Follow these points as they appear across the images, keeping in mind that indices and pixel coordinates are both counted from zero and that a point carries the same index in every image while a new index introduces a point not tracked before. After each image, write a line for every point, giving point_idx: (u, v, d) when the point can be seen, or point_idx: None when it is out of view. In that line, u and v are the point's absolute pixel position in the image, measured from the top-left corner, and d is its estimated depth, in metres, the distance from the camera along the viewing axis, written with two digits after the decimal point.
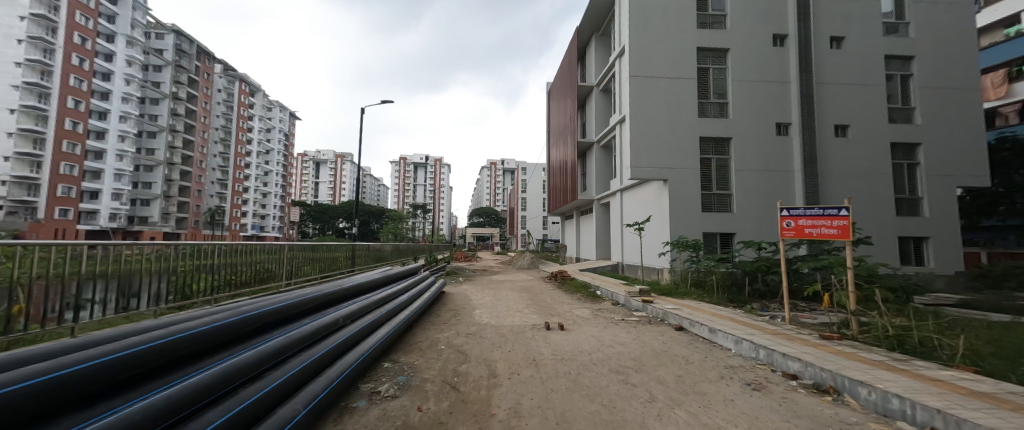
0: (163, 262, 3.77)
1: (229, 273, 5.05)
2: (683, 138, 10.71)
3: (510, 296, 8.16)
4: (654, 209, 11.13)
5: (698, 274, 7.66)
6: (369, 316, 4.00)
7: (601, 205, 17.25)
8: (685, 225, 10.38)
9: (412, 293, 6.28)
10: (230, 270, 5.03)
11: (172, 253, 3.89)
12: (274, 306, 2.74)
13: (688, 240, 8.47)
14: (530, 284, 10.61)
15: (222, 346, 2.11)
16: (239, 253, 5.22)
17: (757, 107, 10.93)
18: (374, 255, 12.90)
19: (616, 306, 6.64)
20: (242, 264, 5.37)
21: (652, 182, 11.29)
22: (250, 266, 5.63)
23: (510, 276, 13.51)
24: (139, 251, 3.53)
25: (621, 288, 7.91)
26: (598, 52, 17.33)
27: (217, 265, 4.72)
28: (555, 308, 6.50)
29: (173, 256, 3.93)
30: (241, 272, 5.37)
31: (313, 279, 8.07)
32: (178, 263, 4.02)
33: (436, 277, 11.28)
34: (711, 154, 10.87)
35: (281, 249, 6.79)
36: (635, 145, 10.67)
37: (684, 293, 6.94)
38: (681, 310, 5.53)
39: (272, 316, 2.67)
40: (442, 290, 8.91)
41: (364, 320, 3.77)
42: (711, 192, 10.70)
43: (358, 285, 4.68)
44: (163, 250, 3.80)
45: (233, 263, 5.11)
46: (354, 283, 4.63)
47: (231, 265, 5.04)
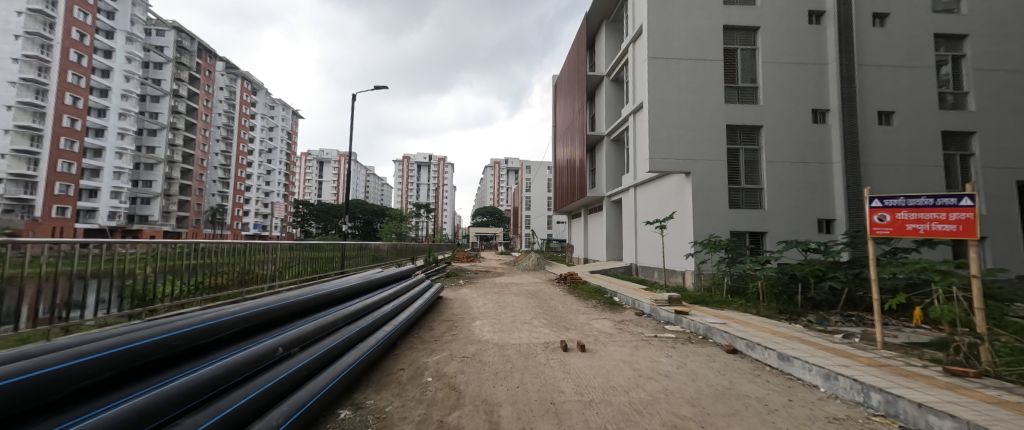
0: (151, 261, 3.48)
1: (217, 274, 4.58)
2: (708, 126, 9.63)
3: (514, 303, 7.17)
4: (675, 204, 10.06)
5: (734, 278, 6.59)
6: (330, 337, 2.99)
7: (611, 202, 16.21)
8: (710, 223, 9.31)
9: (402, 300, 5.33)
10: (217, 271, 4.55)
11: (166, 251, 3.68)
12: (179, 333, 1.73)
13: (721, 239, 7.33)
14: (536, 288, 9.64)
15: (38, 411, 1.10)
16: (227, 253, 4.73)
17: (791, 91, 9.81)
18: (370, 255, 11.92)
19: (641, 317, 5.61)
20: (229, 265, 4.88)
21: (673, 175, 10.23)
22: (238, 267, 5.07)
23: (514, 278, 12.52)
24: (130, 249, 3.27)
25: (644, 294, 6.85)
26: (608, 40, 16.30)
27: (204, 266, 4.30)
28: (568, 320, 5.46)
29: (168, 255, 3.71)
30: (229, 273, 4.86)
31: (303, 281, 7.22)
32: (170, 264, 3.74)
33: (434, 279, 10.36)
34: (740, 143, 9.79)
35: (269, 246, 5.97)
36: (654, 134, 9.62)
37: (721, 302, 5.88)
38: (727, 324, 4.51)
39: (169, 348, 1.65)
40: (440, 294, 7.97)
41: (321, 345, 2.75)
42: (739, 186, 9.62)
43: (327, 293, 3.63)
44: (154, 248, 3.54)
45: (220, 264, 4.61)
46: (319, 290, 3.63)
47: (218, 265, 4.57)
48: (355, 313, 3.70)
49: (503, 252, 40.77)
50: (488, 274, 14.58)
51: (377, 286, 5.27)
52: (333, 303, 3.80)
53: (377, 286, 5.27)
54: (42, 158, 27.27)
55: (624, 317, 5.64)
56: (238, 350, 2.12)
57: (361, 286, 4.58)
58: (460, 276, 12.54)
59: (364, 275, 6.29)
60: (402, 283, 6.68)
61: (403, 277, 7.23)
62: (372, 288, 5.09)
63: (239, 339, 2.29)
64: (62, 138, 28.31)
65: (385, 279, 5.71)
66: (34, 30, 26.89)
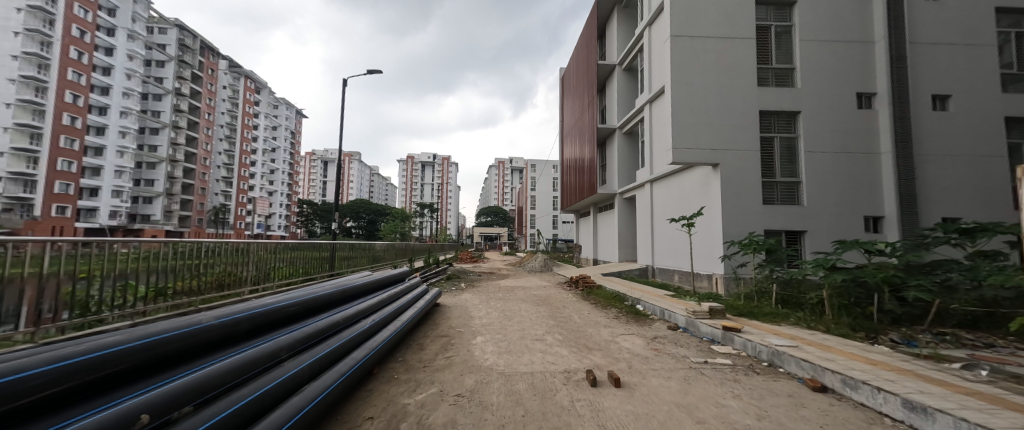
0: (150, 261, 3.29)
1: (186, 275, 3.81)
2: (740, 113, 8.58)
3: (521, 312, 6.20)
4: (700, 200, 9.05)
5: (784, 285, 5.56)
6: (263, 379, 1.99)
7: (623, 199, 15.13)
8: (742, 222, 8.26)
9: (388, 311, 4.42)
10: (186, 272, 3.78)
11: (163, 251, 3.46)
12: None
13: (767, 238, 6.22)
14: (546, 292, 8.71)
15: None
16: (205, 253, 4.08)
17: (833, 72, 8.72)
18: (365, 255, 11.08)
19: (679, 334, 4.61)
20: (202, 265, 4.07)
21: (698, 167, 9.20)
22: (210, 268, 4.20)
23: (520, 281, 11.57)
24: (129, 249, 3.09)
25: (676, 303, 5.86)
26: (621, 26, 15.28)
27: (180, 267, 3.72)
28: (589, 337, 4.47)
29: (164, 255, 3.47)
30: (200, 274, 4.03)
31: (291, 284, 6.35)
32: (165, 264, 3.51)
33: (433, 282, 9.47)
34: (774, 131, 8.73)
35: (249, 247, 5.05)
36: (678, 121, 8.58)
37: (773, 314, 4.85)
38: (800, 347, 3.49)
39: None
40: (439, 300, 7.08)
41: (247, 394, 1.77)
42: (774, 180, 8.57)
43: (276, 309, 2.63)
44: (152, 249, 3.34)
45: (197, 264, 3.97)
46: (263, 304, 2.62)
47: (187, 266, 3.81)
48: (314, 336, 2.72)
49: (507, 252, 39.78)
50: (492, 275, 13.64)
51: (357, 296, 4.27)
52: (286, 322, 2.79)
53: (356, 296, 4.27)
54: (41, 156, 26.73)
55: (655, 333, 4.64)
56: (83, 417, 1.14)
57: (334, 297, 3.61)
58: (462, 278, 11.64)
59: (351, 278, 5.45)
60: (394, 287, 5.80)
61: (397, 282, 6.33)
62: (350, 298, 4.10)
63: (106, 388, 1.36)
64: (61, 136, 27.76)
65: (372, 285, 4.77)
66: (34, 27, 26.35)
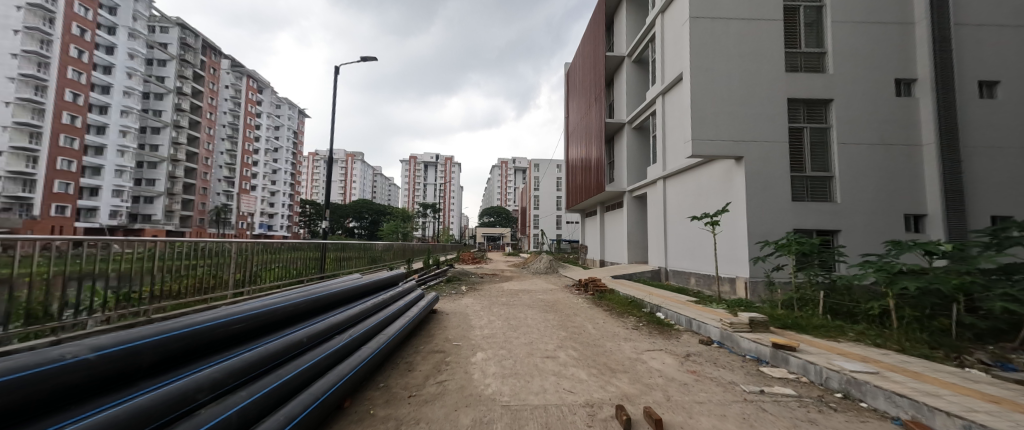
0: (155, 261, 3.36)
1: (166, 278, 3.52)
2: (766, 101, 7.82)
3: (528, 320, 5.52)
4: (722, 197, 8.34)
5: (830, 292, 4.83)
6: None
7: (633, 197, 14.41)
8: (770, 221, 7.53)
9: (374, 322, 3.75)
10: (167, 274, 3.51)
11: (165, 250, 3.51)
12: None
13: (808, 236, 5.41)
14: (553, 296, 8.04)
15: None
16: (207, 252, 4.08)
17: (868, 57, 7.97)
18: (364, 255, 10.62)
19: (715, 350, 3.91)
20: (183, 266, 3.75)
21: (718, 161, 8.47)
22: (191, 269, 3.85)
23: (525, 283, 10.90)
24: (134, 249, 3.16)
25: (706, 312, 5.12)
26: (630, 16, 14.57)
27: (184, 267, 3.77)
28: (609, 354, 3.78)
29: (165, 255, 3.50)
30: (183, 276, 3.73)
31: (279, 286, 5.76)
32: (164, 263, 3.52)
33: (432, 285, 8.86)
34: (803, 121, 7.98)
35: (229, 249, 4.48)
36: (697, 111, 7.87)
37: (824, 327, 4.12)
38: (882, 374, 2.76)
39: None
40: (437, 305, 6.45)
41: None
42: (803, 174, 7.81)
43: (213, 325, 1.92)
44: (156, 248, 3.40)
45: (200, 263, 3.98)
46: (192, 319, 1.89)
47: (170, 267, 3.58)
48: (263, 363, 2.03)
49: (510, 253, 39.15)
50: (495, 277, 13.00)
51: (335, 305, 3.58)
52: (231, 344, 2.10)
53: (334, 305, 3.57)
54: (41, 155, 26.31)
55: (687, 350, 3.94)
56: None
57: (304, 309, 2.92)
58: (463, 280, 10.97)
59: (336, 283, 4.81)
60: (386, 292, 5.21)
61: (391, 285, 5.70)
62: (325, 308, 3.40)
63: None
64: (61, 135, 27.40)
65: (356, 291, 4.09)
66: (34, 25, 25.96)
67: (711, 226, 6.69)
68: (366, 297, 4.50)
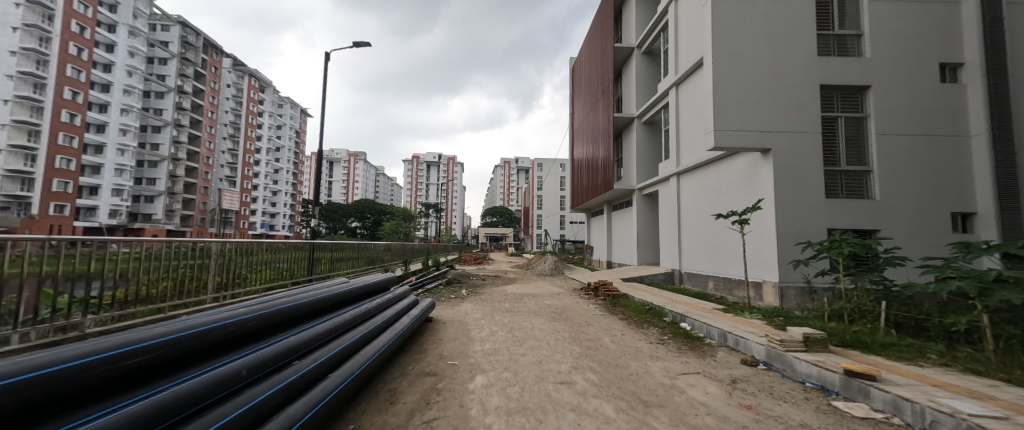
0: (152, 260, 3.23)
1: (144, 281, 3.19)
2: (797, 87, 7.09)
3: (535, 331, 4.83)
4: (746, 194, 7.64)
5: (891, 303, 4.11)
6: None
7: (642, 195, 13.72)
8: (801, 220, 6.84)
9: (357, 336, 3.11)
10: (148, 277, 3.21)
11: (164, 249, 3.39)
12: None
13: (857, 236, 4.69)
14: (561, 302, 7.36)
15: None
16: (205, 251, 3.93)
17: (910, 39, 7.25)
18: (361, 257, 10.09)
19: (766, 375, 3.20)
20: (165, 266, 3.45)
21: (742, 154, 7.76)
22: (184, 270, 3.66)
23: (529, 286, 10.21)
24: (131, 248, 3.05)
25: (743, 324, 4.45)
26: (640, 5, 13.84)
27: (184, 266, 3.66)
28: (637, 380, 3.10)
29: (164, 254, 3.38)
30: (172, 278, 3.50)
31: (265, 290, 5.27)
32: (161, 263, 3.38)
33: (429, 288, 8.22)
34: (838, 110, 7.25)
35: (215, 249, 4.14)
36: (721, 99, 7.17)
37: (896, 346, 3.41)
38: (1013, 421, 2.05)
39: None
40: (433, 312, 5.79)
41: None
42: (838, 169, 7.07)
43: (97, 351, 1.25)
44: (154, 247, 3.26)
45: (199, 263, 3.85)
46: (67, 345, 1.23)
47: (156, 268, 3.32)
48: (191, 403, 1.42)
49: (513, 253, 38.58)
50: (498, 279, 12.36)
51: (304, 319, 2.91)
52: (138, 381, 1.43)
53: (303, 319, 2.90)
54: (39, 154, 25.89)
55: (729, 374, 3.25)
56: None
57: (261, 326, 2.26)
58: (464, 283, 10.32)
59: (316, 288, 4.17)
60: (377, 297, 4.61)
61: (380, 290, 5.06)
62: (291, 322, 2.72)
63: None
64: (60, 133, 27.06)
65: (333, 301, 3.42)
66: (33, 22, 25.63)
67: (739, 225, 5.97)
68: (348, 307, 3.83)
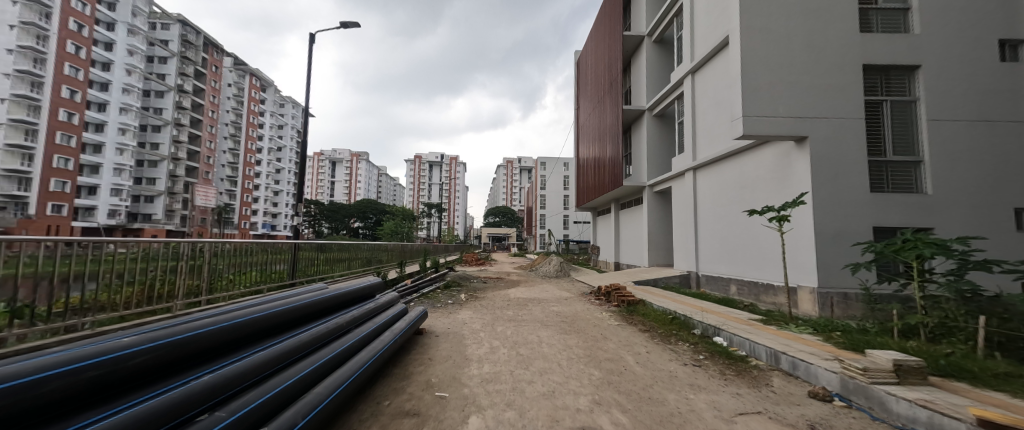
0: (148, 260, 3.36)
1: (139, 282, 3.28)
2: (837, 67, 6.27)
3: (545, 348, 4.03)
4: (778, 187, 6.82)
5: (988, 318, 3.32)
6: None
7: (654, 192, 12.93)
8: (843, 216, 6.04)
9: (325, 361, 2.47)
10: (141, 278, 3.29)
11: (159, 250, 3.51)
12: None
13: (931, 234, 3.89)
14: (570, 309, 6.59)
15: None
16: (202, 253, 4.06)
17: (966, 13, 6.41)
18: (357, 258, 9.55)
19: (854, 420, 2.40)
20: (162, 268, 3.54)
21: (773, 144, 6.93)
22: (185, 268, 3.82)
23: (534, 290, 9.47)
24: (127, 248, 3.16)
25: (798, 342, 3.67)
26: None
27: (182, 266, 3.79)
28: (684, 424, 2.33)
29: (160, 255, 3.51)
30: (166, 278, 3.59)
31: (251, 294, 4.94)
32: (159, 263, 3.51)
33: (425, 293, 7.52)
34: (883, 94, 6.43)
35: (204, 251, 4.13)
36: (751, 81, 6.37)
37: (1017, 379, 2.60)
38: None
39: None
40: (426, 321, 5.09)
41: None
42: (883, 159, 6.26)
43: None
44: (149, 248, 3.39)
45: (196, 264, 3.97)
46: None
47: (146, 271, 3.37)
48: None
49: (516, 253, 38.02)
50: (500, 282, 11.65)
51: (229, 347, 2.01)
52: None
53: (227, 348, 2.00)
54: (36, 153, 25.46)
55: (802, 416, 2.46)
56: None
57: (143, 369, 1.39)
58: (464, 286, 9.59)
59: (272, 301, 3.33)
60: (358, 308, 3.95)
61: (360, 299, 4.29)
62: (205, 355, 1.83)
63: None
64: (58, 132, 26.65)
65: (278, 320, 2.52)
66: (30, 20, 25.28)
67: (777, 223, 5.18)
68: (302, 326, 2.93)
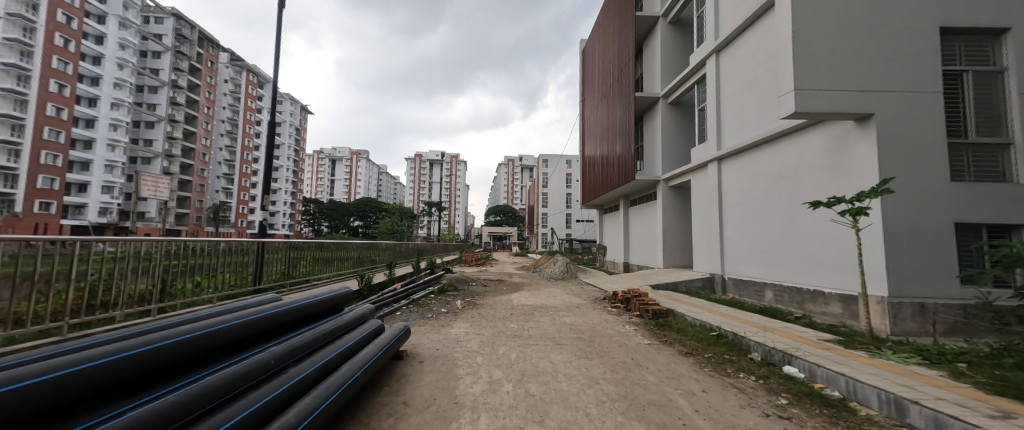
0: (134, 261, 3.53)
1: (119, 283, 3.39)
2: (909, 31, 5.21)
3: (563, 386, 2.94)
4: (832, 176, 5.73)
5: None
6: None
7: (669, 187, 11.87)
8: (918, 209, 4.98)
9: (273, 400, 1.69)
10: (123, 279, 3.41)
11: (146, 250, 3.69)
12: None
13: None
14: (586, 321, 5.51)
15: None
16: (183, 254, 4.18)
17: None
18: (344, 259, 8.66)
19: None
20: (149, 268, 3.71)
21: (825, 124, 5.86)
22: (170, 268, 3.99)
23: (540, 295, 8.40)
24: (114, 248, 3.34)
25: (918, 381, 2.62)
26: None
27: (165, 267, 3.93)
28: None
29: (148, 255, 3.70)
30: (147, 279, 3.69)
31: (202, 301, 4.47)
32: (146, 263, 3.69)
33: (415, 299, 6.52)
34: (960, 63, 5.35)
35: (176, 251, 4.11)
36: (804, 48, 5.32)
37: None
38: None
39: None
40: (407, 338, 4.12)
41: None
42: (963, 142, 5.19)
43: None
44: (138, 248, 3.59)
45: (177, 265, 4.09)
46: None
47: (131, 272, 3.52)
48: None
49: (518, 253, 37.00)
50: (502, 284, 10.61)
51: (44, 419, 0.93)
52: None
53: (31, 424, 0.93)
54: (23, 148, 24.32)
55: None
56: None
57: None
58: (460, 291, 8.60)
59: (203, 315, 2.36)
60: (320, 327, 3.02)
61: (327, 312, 3.39)
62: None
63: None
64: (46, 127, 25.62)
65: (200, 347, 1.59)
66: (17, 11, 24.12)
67: (851, 218, 4.09)
68: (207, 368, 1.71)
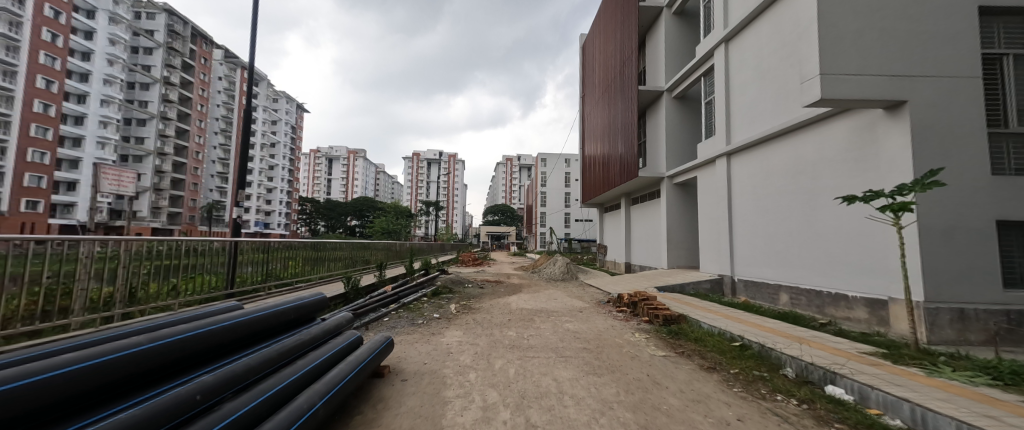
0: (107, 262, 3.24)
1: (86, 285, 3.07)
2: (945, 10, 4.76)
3: (569, 414, 2.45)
4: (858, 169, 5.27)
5: None
6: None
7: (673, 185, 11.41)
8: (956, 205, 4.52)
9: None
10: (91, 281, 3.10)
11: (124, 249, 3.41)
12: None
13: None
14: (590, 328, 5.03)
15: None
16: (163, 255, 3.87)
17: None
18: (336, 259, 8.19)
19: None
20: (126, 270, 3.43)
21: (850, 113, 5.42)
22: (149, 270, 3.69)
23: (539, 297, 7.92)
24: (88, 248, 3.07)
25: (1005, 411, 2.14)
26: None
27: (144, 269, 3.64)
28: None
29: (124, 255, 3.42)
30: (119, 282, 3.38)
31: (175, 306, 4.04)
32: (122, 264, 3.40)
33: (406, 302, 6.04)
34: (999, 46, 4.89)
35: (152, 252, 3.77)
36: (830, 28, 4.88)
37: None
38: None
39: None
40: (391, 350, 3.64)
41: None
42: (1003, 131, 4.74)
43: None
44: (114, 248, 3.32)
45: (155, 267, 3.78)
46: None
47: (104, 274, 3.22)
48: None
49: (517, 253, 36.49)
50: (499, 286, 10.11)
51: None
52: None
53: None
54: (9, 146, 23.42)
55: None
56: None
57: None
58: (455, 293, 8.11)
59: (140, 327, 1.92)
60: (285, 340, 2.56)
61: (297, 322, 2.92)
62: None
63: None
64: (33, 125, 24.86)
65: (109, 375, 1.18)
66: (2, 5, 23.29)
67: (893, 214, 3.62)
68: (99, 411, 1.19)
